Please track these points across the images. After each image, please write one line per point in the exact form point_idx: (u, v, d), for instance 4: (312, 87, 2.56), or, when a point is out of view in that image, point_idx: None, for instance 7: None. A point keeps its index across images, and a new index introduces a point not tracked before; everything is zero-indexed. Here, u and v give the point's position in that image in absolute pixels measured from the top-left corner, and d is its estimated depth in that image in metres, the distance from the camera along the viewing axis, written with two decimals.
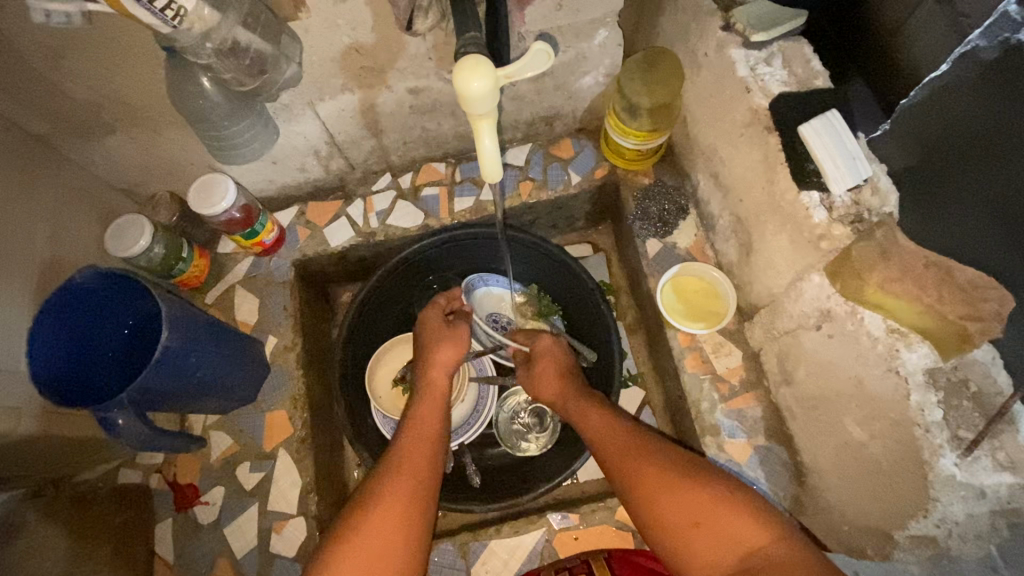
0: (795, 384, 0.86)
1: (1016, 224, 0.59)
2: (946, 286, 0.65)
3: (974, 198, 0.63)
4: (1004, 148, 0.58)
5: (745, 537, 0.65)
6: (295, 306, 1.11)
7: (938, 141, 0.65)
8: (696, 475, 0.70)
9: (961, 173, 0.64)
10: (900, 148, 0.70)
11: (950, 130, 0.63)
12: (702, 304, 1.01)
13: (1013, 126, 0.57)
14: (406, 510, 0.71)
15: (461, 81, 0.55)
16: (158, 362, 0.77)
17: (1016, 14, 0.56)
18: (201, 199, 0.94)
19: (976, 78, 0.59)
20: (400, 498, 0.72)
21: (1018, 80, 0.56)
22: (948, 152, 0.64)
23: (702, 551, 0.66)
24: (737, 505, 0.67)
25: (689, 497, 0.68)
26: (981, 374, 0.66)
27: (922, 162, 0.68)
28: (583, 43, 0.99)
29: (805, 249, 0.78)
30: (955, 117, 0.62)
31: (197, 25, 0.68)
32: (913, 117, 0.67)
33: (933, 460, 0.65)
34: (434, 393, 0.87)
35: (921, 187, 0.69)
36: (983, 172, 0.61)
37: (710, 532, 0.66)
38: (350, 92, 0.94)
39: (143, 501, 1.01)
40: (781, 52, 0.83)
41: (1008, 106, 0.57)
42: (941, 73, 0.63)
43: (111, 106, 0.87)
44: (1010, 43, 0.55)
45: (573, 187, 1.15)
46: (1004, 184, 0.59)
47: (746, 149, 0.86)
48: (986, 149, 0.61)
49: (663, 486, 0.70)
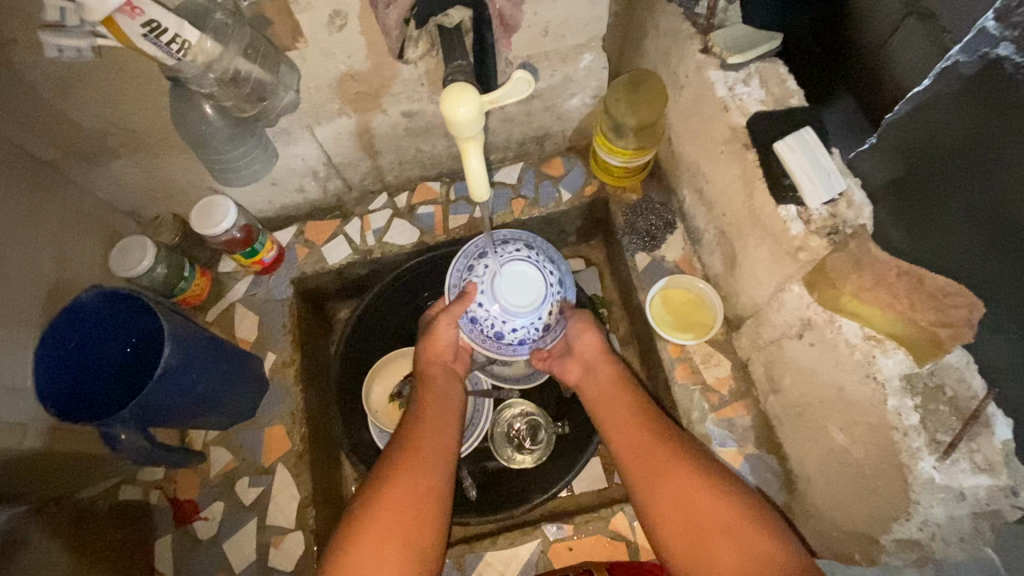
0: (781, 392, 0.89)
1: (1001, 233, 0.58)
2: (916, 294, 0.67)
3: (959, 210, 0.62)
4: (989, 159, 0.58)
5: (757, 553, 0.66)
6: (294, 323, 1.14)
7: (922, 155, 0.65)
8: (717, 486, 0.73)
9: (943, 184, 0.63)
10: (883, 162, 0.70)
11: (936, 142, 0.63)
12: (689, 315, 1.03)
13: (996, 138, 0.56)
14: (422, 499, 0.74)
15: (446, 107, 0.58)
16: (159, 378, 0.79)
17: (994, 29, 0.54)
18: (202, 220, 0.97)
19: (959, 92, 0.59)
20: (415, 485, 0.74)
21: (998, 95, 0.55)
22: (933, 165, 0.64)
23: (713, 554, 0.68)
24: (754, 521, 0.69)
25: (709, 503, 0.71)
26: (956, 378, 0.68)
27: (908, 174, 0.67)
28: (569, 67, 1.04)
29: (784, 261, 0.81)
30: (937, 130, 0.62)
31: (200, 57, 0.70)
32: (895, 131, 0.66)
33: (912, 463, 0.67)
34: (438, 383, 0.88)
35: (904, 199, 0.68)
36: (966, 183, 0.61)
37: (722, 541, 0.68)
38: (346, 115, 1.00)
39: (143, 518, 1.02)
40: (758, 73, 0.87)
41: (989, 119, 0.57)
42: (923, 88, 0.62)
43: (117, 133, 0.91)
44: (989, 58, 0.55)
45: (564, 204, 1.19)
46: (987, 195, 0.59)
47: (726, 166, 0.90)
48: (971, 161, 0.60)
49: (676, 487, 0.74)
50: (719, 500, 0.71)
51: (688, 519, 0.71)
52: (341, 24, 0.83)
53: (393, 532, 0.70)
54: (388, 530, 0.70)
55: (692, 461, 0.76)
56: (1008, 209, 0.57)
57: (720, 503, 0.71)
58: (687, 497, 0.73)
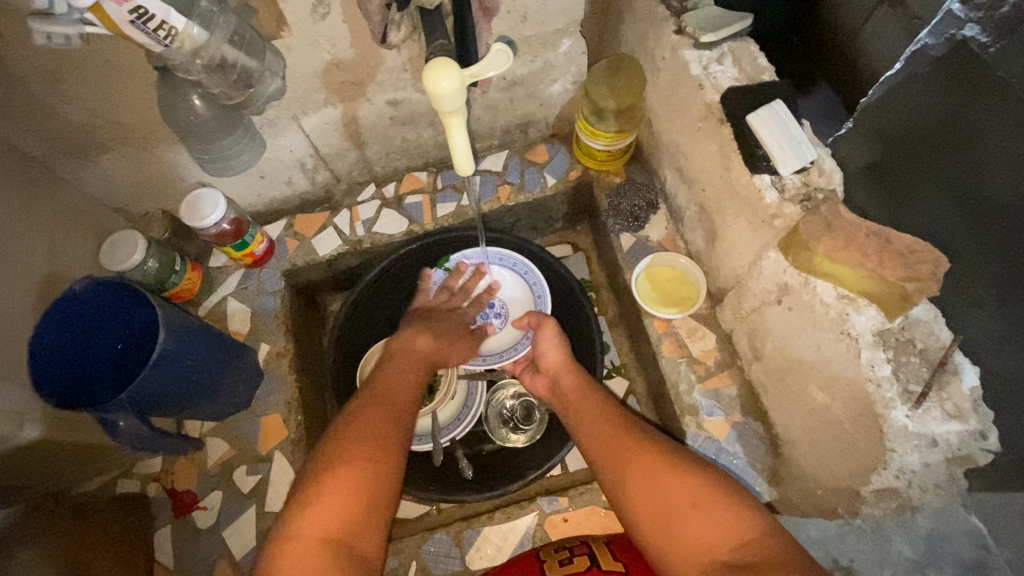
0: (764, 359, 0.92)
1: (973, 209, 0.62)
2: (886, 252, 0.71)
3: (934, 188, 0.66)
4: (953, 140, 0.62)
5: (735, 530, 0.66)
6: (287, 315, 1.15)
7: (898, 136, 0.68)
8: (690, 471, 0.72)
9: (917, 164, 0.67)
10: (862, 143, 0.74)
11: (910, 123, 0.66)
12: (674, 291, 1.07)
13: (961, 117, 0.60)
14: (387, 448, 0.73)
15: (430, 83, 0.60)
16: (157, 365, 0.81)
17: (960, 11, 0.59)
18: (191, 213, 0.99)
19: (927, 74, 0.63)
20: (380, 428, 0.74)
21: (962, 76, 0.59)
22: (908, 148, 0.67)
23: (694, 533, 0.67)
24: (726, 498, 0.69)
25: (681, 484, 0.71)
26: (925, 331, 0.72)
27: (883, 155, 0.71)
28: (550, 53, 1.06)
29: (761, 229, 0.84)
30: (910, 112, 0.66)
31: (187, 43, 0.72)
32: (874, 113, 0.71)
33: (887, 413, 0.70)
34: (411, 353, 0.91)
35: (884, 179, 0.72)
36: (938, 162, 0.64)
37: (703, 523, 0.67)
38: (332, 105, 1.02)
39: (142, 510, 1.03)
40: (731, 52, 0.90)
41: (955, 98, 0.60)
42: (898, 71, 0.67)
43: (105, 127, 0.93)
44: (955, 40, 0.59)
45: (549, 189, 1.21)
46: (958, 172, 0.62)
47: (704, 142, 0.93)
48: (937, 141, 0.64)
49: (650, 477, 0.73)
50: (692, 481, 0.71)
51: (664, 507, 0.70)
52: (324, 13, 0.85)
53: (350, 485, 0.68)
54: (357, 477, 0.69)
55: (661, 452, 0.75)
56: (971, 182, 0.61)
57: (694, 485, 0.70)
58: (659, 485, 0.72)
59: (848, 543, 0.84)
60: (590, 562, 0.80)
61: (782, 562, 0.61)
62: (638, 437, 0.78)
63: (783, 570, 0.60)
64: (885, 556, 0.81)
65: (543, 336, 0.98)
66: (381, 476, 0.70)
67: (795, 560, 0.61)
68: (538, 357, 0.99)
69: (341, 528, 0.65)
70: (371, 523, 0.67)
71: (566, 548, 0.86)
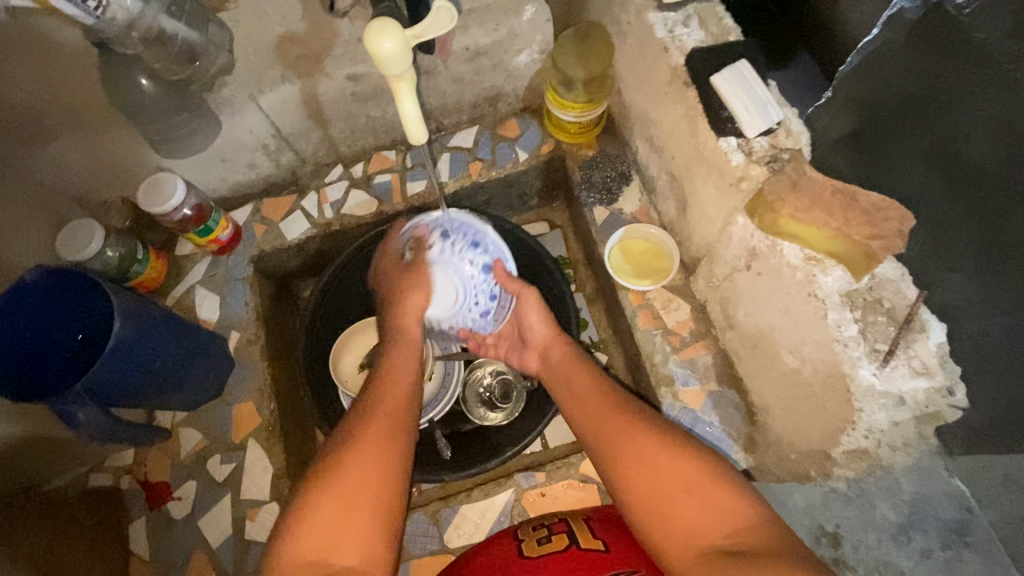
0: (736, 327, 0.91)
1: (957, 179, 0.60)
2: (852, 211, 0.69)
3: (919, 159, 0.64)
4: (939, 111, 0.60)
5: (729, 516, 0.65)
6: (257, 302, 1.13)
7: (882, 106, 0.66)
8: (687, 460, 0.70)
9: (902, 135, 0.65)
10: (841, 117, 0.70)
11: (894, 93, 0.64)
12: (648, 263, 1.05)
13: (950, 87, 0.58)
14: (384, 454, 0.70)
15: (371, 44, 0.58)
16: (113, 358, 0.79)
17: None
18: (151, 198, 0.95)
19: (907, 41, 0.60)
20: (378, 442, 0.71)
21: (949, 43, 0.56)
22: (893, 119, 0.65)
23: (683, 518, 0.67)
24: (719, 483, 0.68)
25: (674, 474, 0.69)
26: (892, 291, 0.72)
27: (864, 125, 0.68)
28: (512, 20, 1.02)
29: (730, 193, 0.82)
30: (893, 81, 0.63)
31: (120, 14, 0.78)
32: (850, 83, 0.67)
33: (853, 372, 0.71)
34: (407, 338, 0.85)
35: (867, 150, 0.69)
36: (924, 132, 0.62)
37: (695, 512, 0.67)
38: (290, 82, 0.97)
39: (114, 502, 1.01)
40: (697, 13, 0.88)
41: (942, 67, 0.58)
42: (875, 37, 0.62)
43: (53, 110, 0.90)
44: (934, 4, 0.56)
45: (521, 164, 1.19)
46: (944, 143, 0.60)
47: (671, 106, 0.90)
48: (927, 111, 0.61)
49: (645, 468, 0.71)
50: (686, 470, 0.69)
51: (656, 494, 0.69)
52: None
53: (342, 499, 0.66)
54: (350, 492, 0.67)
55: (654, 433, 0.73)
56: (956, 149, 0.59)
57: (687, 475, 0.69)
58: (649, 474, 0.70)
59: (835, 509, 0.80)
60: (568, 542, 0.79)
61: (775, 550, 0.60)
62: (631, 421, 0.76)
63: (775, 558, 0.59)
64: (870, 520, 0.76)
65: (528, 309, 0.92)
66: (382, 488, 0.69)
67: (787, 546, 0.61)
68: (524, 330, 0.94)
69: (335, 548, 0.64)
70: (369, 540, 0.66)
71: (546, 528, 0.84)
